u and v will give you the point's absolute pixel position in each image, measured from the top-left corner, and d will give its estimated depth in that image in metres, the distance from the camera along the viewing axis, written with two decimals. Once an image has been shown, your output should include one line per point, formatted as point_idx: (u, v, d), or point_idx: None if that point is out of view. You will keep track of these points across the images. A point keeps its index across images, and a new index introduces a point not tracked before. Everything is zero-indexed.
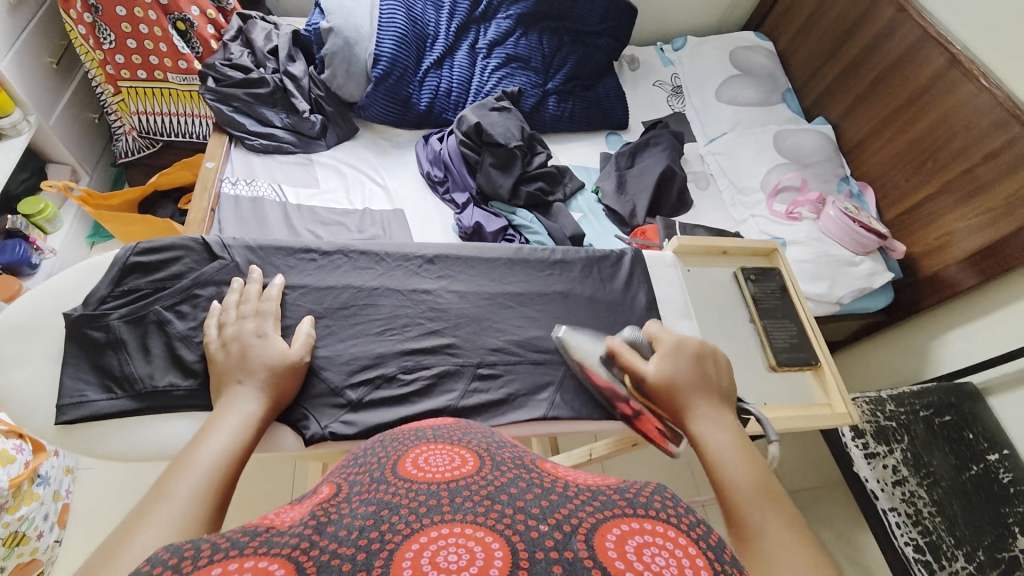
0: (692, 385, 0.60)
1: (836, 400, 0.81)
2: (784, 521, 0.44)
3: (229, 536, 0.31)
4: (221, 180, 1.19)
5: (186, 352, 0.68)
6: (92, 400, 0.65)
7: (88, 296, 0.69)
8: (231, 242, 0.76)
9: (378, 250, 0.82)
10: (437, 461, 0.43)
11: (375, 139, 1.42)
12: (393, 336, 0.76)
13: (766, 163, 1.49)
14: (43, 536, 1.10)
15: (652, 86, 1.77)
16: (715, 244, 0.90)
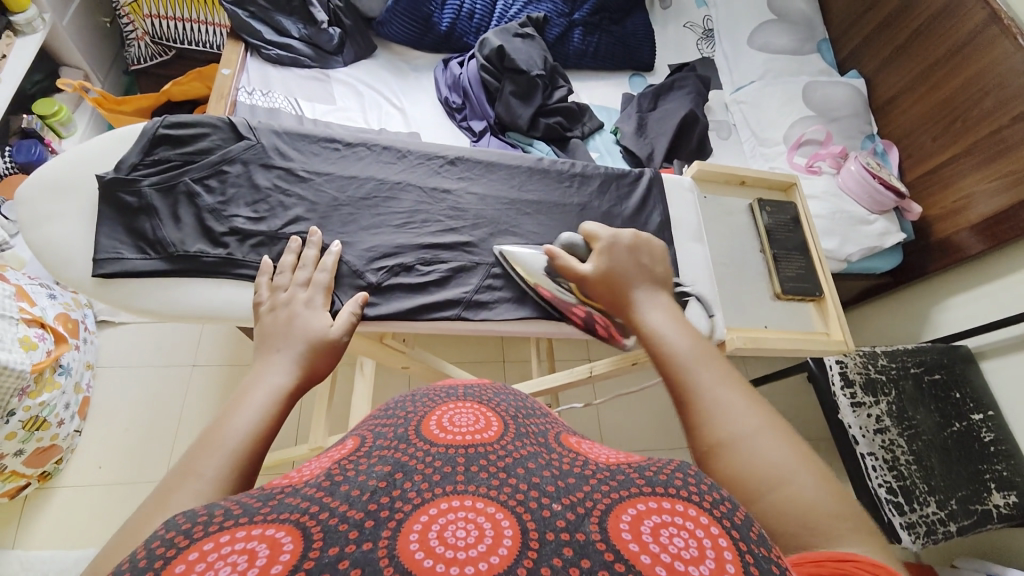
0: (629, 274, 0.62)
1: (834, 329, 0.83)
2: (723, 373, 0.47)
3: (240, 502, 0.29)
4: (237, 88, 1.17)
5: (215, 224, 0.70)
6: (128, 258, 0.67)
7: (119, 162, 0.69)
8: (258, 125, 0.77)
9: (401, 147, 0.82)
10: (462, 420, 0.39)
11: (393, 59, 1.38)
12: (412, 230, 0.77)
13: (792, 113, 1.45)
14: (62, 424, 1.14)
15: (682, 26, 1.71)
16: (735, 174, 0.90)
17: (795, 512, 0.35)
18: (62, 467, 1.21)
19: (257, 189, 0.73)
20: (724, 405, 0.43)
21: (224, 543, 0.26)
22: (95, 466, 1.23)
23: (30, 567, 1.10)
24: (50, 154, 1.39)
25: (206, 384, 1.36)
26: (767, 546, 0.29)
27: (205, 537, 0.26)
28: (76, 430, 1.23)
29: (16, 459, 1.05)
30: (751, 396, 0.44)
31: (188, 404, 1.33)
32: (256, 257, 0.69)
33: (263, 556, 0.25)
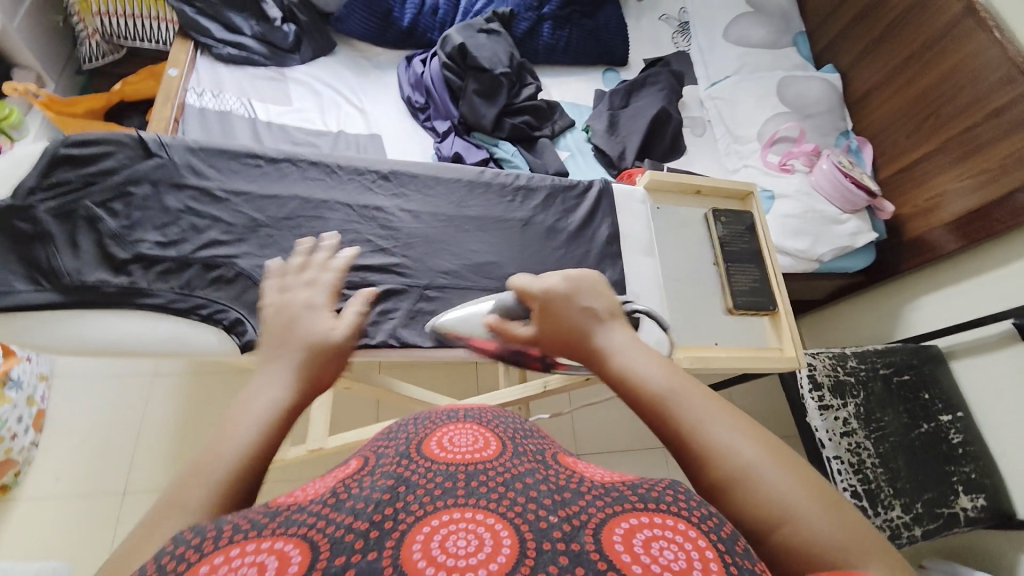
0: (575, 309, 0.53)
1: (787, 345, 0.81)
2: (707, 397, 0.41)
3: (250, 517, 0.31)
4: (186, 90, 1.12)
5: (117, 249, 0.66)
6: (18, 291, 0.62)
7: (15, 184, 0.65)
8: (169, 140, 0.73)
9: (330, 163, 0.79)
10: (461, 441, 0.41)
11: (354, 56, 1.32)
12: (339, 251, 0.74)
13: (766, 110, 1.42)
14: (15, 437, 1.11)
15: (658, 19, 1.66)
16: (689, 183, 0.87)
17: (831, 565, 0.31)
18: (21, 481, 1.17)
19: (167, 212, 0.70)
20: (718, 441, 0.38)
21: (233, 555, 0.28)
22: (51, 482, 1.19)
23: None
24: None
25: (167, 395, 1.30)
26: (756, 559, 0.30)
27: (216, 550, 0.28)
28: (32, 443, 1.19)
29: None
30: (746, 423, 0.39)
31: (148, 419, 1.27)
32: (163, 286, 0.67)
33: (273, 567, 0.27)
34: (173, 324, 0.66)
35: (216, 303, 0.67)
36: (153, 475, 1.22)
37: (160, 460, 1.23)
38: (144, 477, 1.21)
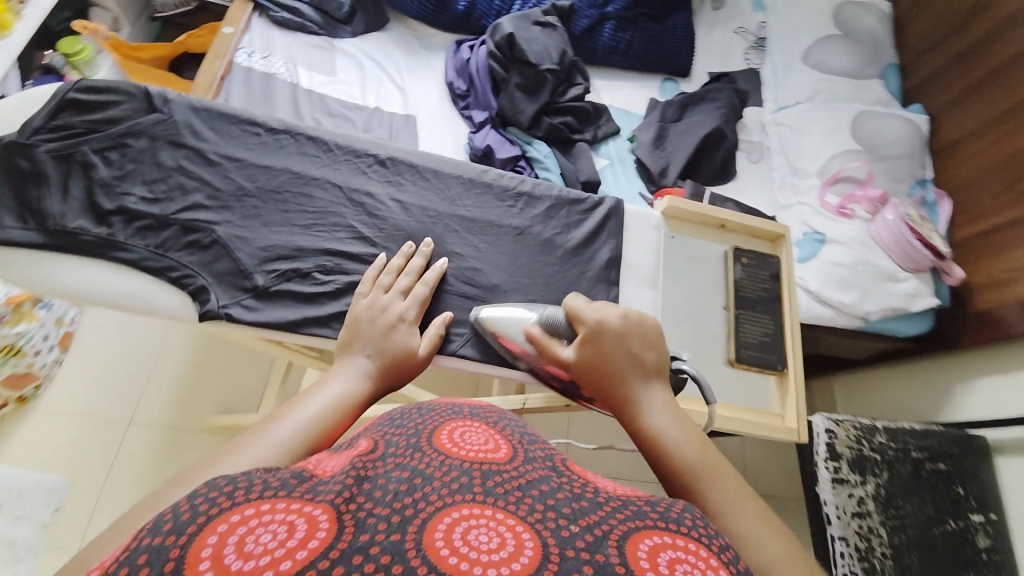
0: (619, 359, 0.54)
1: (789, 413, 0.76)
2: (735, 486, 0.42)
3: (279, 478, 0.31)
4: (237, 49, 1.14)
5: (103, 200, 0.66)
6: (3, 226, 0.62)
7: (24, 123, 0.66)
8: (174, 97, 0.72)
9: (329, 139, 0.76)
10: (471, 439, 0.38)
11: (404, 34, 1.31)
12: (318, 233, 0.71)
13: (834, 144, 1.29)
14: (38, 355, 1.17)
15: (731, 31, 1.55)
16: (712, 217, 0.83)
17: None
18: (41, 393, 1.25)
19: (158, 168, 0.69)
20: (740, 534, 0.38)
21: (259, 513, 0.28)
22: (68, 400, 1.27)
23: None
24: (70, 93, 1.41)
25: (185, 339, 1.36)
26: None
27: (246, 503, 0.29)
28: (56, 361, 1.26)
29: None
30: (773, 524, 0.40)
31: (161, 358, 1.33)
32: (139, 242, 0.65)
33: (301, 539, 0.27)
34: (142, 280, 0.65)
35: (184, 268, 0.65)
36: (160, 411, 1.28)
37: (168, 399, 1.30)
38: (153, 410, 1.28)
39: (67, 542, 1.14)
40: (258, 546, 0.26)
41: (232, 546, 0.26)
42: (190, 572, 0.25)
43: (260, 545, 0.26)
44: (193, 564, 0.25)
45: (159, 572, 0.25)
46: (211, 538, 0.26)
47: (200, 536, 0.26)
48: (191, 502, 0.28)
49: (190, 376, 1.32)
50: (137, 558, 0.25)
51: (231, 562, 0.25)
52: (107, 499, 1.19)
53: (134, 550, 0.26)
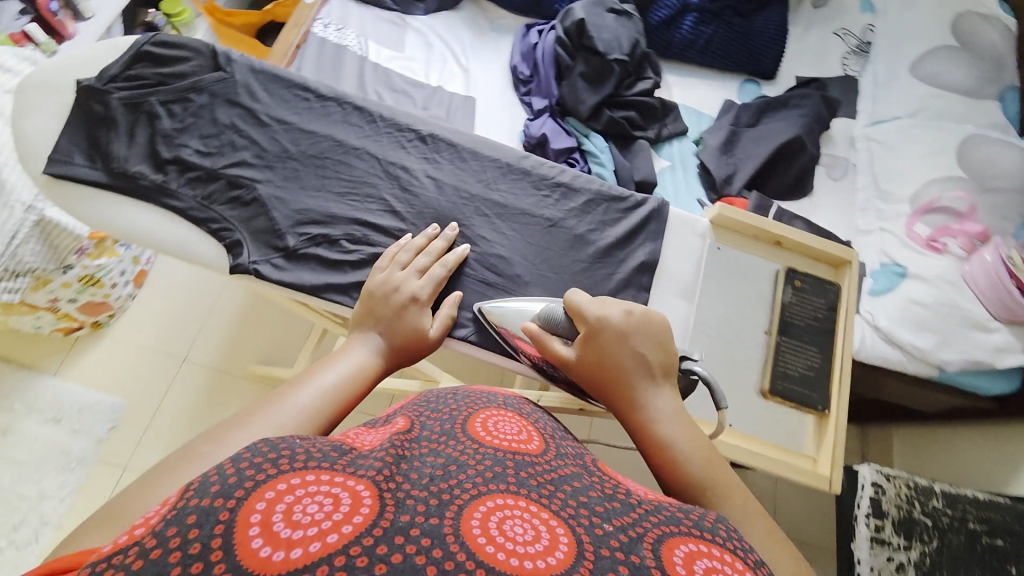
0: (626, 365, 0.53)
1: (823, 458, 0.69)
2: (741, 497, 0.45)
3: (322, 449, 0.34)
4: (314, 20, 1.18)
5: (163, 149, 0.70)
6: (75, 164, 0.68)
7: (102, 71, 0.72)
8: (237, 58, 0.76)
9: (374, 111, 0.78)
10: (506, 429, 0.40)
11: (475, 14, 1.31)
12: (351, 202, 0.72)
13: (931, 168, 1.14)
14: (115, 288, 1.30)
15: (830, 33, 1.40)
16: (766, 231, 0.77)
17: None
18: (113, 322, 1.40)
19: (215, 124, 0.72)
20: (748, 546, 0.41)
21: (302, 484, 0.31)
22: (135, 330, 1.40)
23: (61, 397, 1.32)
24: None
25: (240, 290, 1.46)
26: None
27: (290, 473, 0.32)
28: (130, 295, 1.39)
29: (71, 304, 1.23)
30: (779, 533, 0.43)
31: (217, 307, 1.43)
32: (188, 192, 0.69)
33: (344, 510, 0.30)
34: (185, 228, 0.68)
35: (224, 221, 0.69)
36: (211, 352, 1.39)
37: (219, 343, 1.40)
38: (205, 351, 1.39)
39: (118, 459, 1.28)
40: (304, 517, 0.29)
41: (280, 513, 0.29)
42: (242, 536, 0.28)
43: (306, 516, 0.29)
44: (244, 527, 0.28)
45: (213, 532, 0.28)
46: (260, 504, 0.29)
47: (250, 501, 0.29)
48: (237, 467, 0.31)
49: (239, 326, 1.42)
50: (185, 519, 0.28)
51: (280, 530, 0.28)
52: (157, 424, 1.32)
53: (184, 508, 0.29)
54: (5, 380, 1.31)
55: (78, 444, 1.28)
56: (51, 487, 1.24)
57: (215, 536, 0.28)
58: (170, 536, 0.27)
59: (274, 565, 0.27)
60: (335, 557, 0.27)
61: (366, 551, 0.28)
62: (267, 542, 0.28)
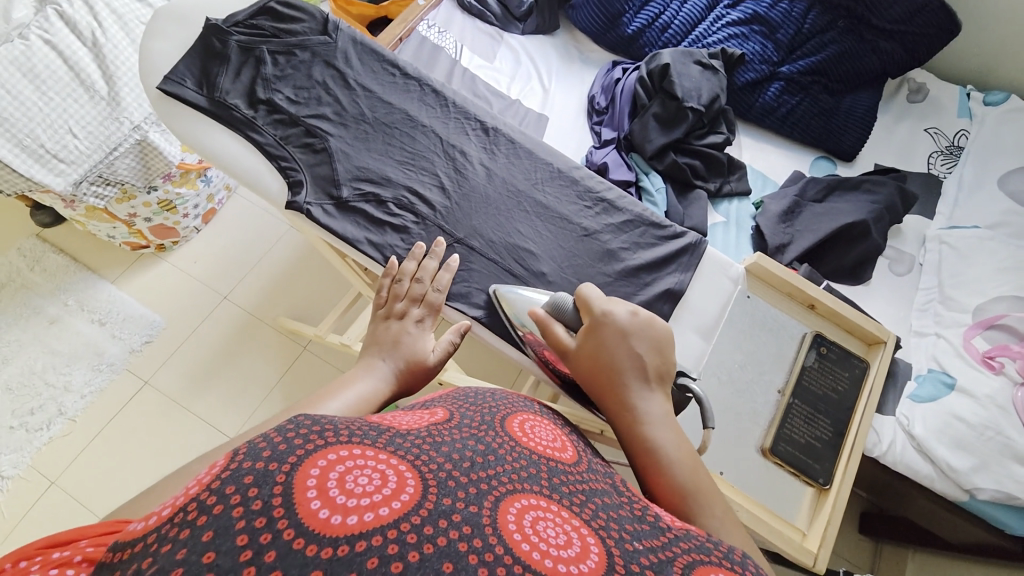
0: (625, 366, 0.54)
1: (813, 534, 0.66)
2: (719, 509, 0.47)
3: (360, 427, 0.36)
4: (421, 20, 1.29)
5: (260, 90, 0.78)
6: (185, 86, 0.76)
7: (229, 15, 0.81)
8: (344, 28, 0.84)
9: (448, 96, 0.83)
10: (541, 434, 0.45)
11: (569, 44, 1.37)
12: (407, 170, 0.77)
13: (1004, 285, 1.07)
14: (185, 218, 1.43)
15: (921, 129, 1.34)
16: (801, 293, 0.76)
17: None
18: (176, 248, 1.52)
19: (309, 79, 0.80)
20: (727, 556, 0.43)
21: (347, 456, 0.32)
22: (192, 259, 1.52)
23: (113, 300, 1.43)
24: None
25: (292, 246, 1.54)
26: None
27: (337, 445, 0.33)
28: (195, 228, 1.52)
29: (145, 223, 1.36)
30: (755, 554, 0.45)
31: (266, 258, 1.53)
32: (270, 130, 0.76)
33: (389, 489, 0.31)
34: (259, 161, 0.75)
35: (293, 161, 0.74)
36: (249, 297, 1.48)
37: (259, 289, 1.49)
38: (245, 294, 1.48)
39: (143, 372, 1.38)
40: (357, 487, 0.30)
41: (333, 481, 0.30)
42: (301, 498, 0.29)
43: (357, 486, 0.31)
44: (303, 490, 0.29)
45: (273, 491, 0.29)
46: (315, 469, 0.31)
47: (303, 467, 0.31)
48: (284, 436, 0.32)
49: (280, 279, 1.50)
50: (239, 479, 0.29)
51: (336, 496, 0.30)
52: (185, 350, 1.41)
53: (238, 470, 0.30)
54: (68, 275, 1.44)
55: (112, 349, 1.38)
56: (75, 382, 1.34)
57: (274, 495, 0.29)
58: (230, 492, 0.29)
59: (333, 527, 0.28)
60: (385, 530, 0.28)
61: (414, 529, 0.29)
62: (325, 505, 0.29)
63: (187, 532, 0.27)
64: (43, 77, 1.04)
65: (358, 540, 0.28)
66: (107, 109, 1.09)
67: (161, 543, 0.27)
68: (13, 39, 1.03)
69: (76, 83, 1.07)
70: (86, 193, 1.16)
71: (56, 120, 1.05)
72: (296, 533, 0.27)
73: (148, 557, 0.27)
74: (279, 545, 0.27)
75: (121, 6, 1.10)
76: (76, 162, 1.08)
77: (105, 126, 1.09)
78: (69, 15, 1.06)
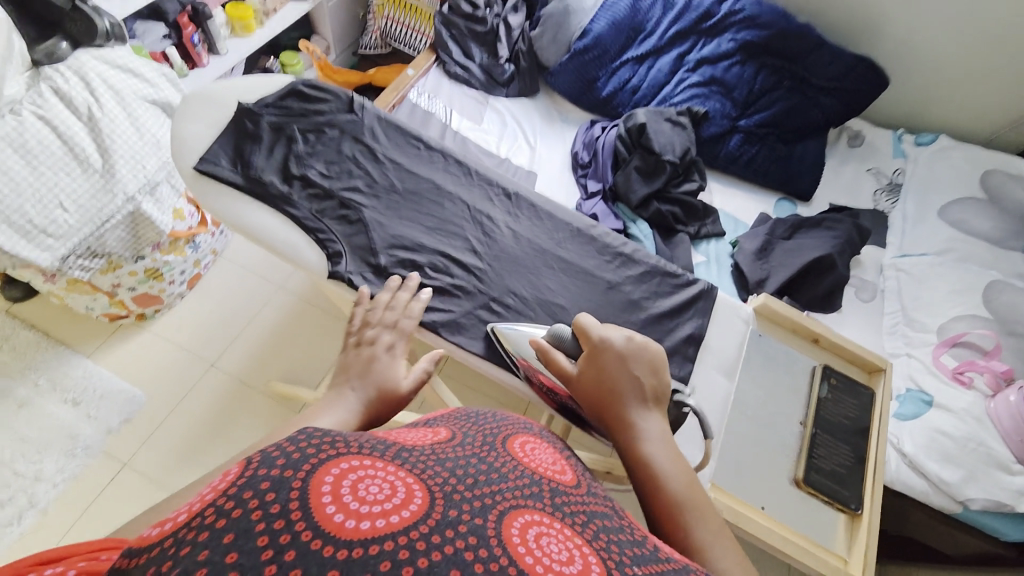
0: (624, 388, 0.59)
1: (854, 559, 0.70)
2: (716, 522, 0.49)
3: (369, 444, 0.37)
4: (411, 87, 1.38)
5: (293, 166, 0.81)
6: (221, 166, 0.78)
7: (259, 98, 0.86)
8: (368, 106, 0.90)
9: (470, 165, 0.89)
10: (541, 456, 0.47)
11: (549, 106, 1.48)
12: (439, 236, 0.81)
13: (957, 306, 1.19)
14: (171, 284, 1.40)
15: (864, 170, 1.50)
16: (806, 328, 0.83)
17: None
18: (158, 316, 1.47)
19: (338, 154, 0.84)
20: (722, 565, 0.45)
21: (357, 468, 0.33)
22: (176, 327, 1.47)
23: (90, 377, 1.35)
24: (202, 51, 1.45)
25: (282, 308, 1.52)
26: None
27: (349, 457, 0.34)
28: (180, 294, 1.47)
29: (128, 292, 1.32)
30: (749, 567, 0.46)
31: (254, 321, 1.49)
32: (306, 203, 0.79)
33: (399, 497, 0.32)
34: (298, 235, 0.77)
35: (330, 233, 0.77)
36: (238, 362, 1.43)
37: (249, 355, 1.45)
38: (233, 360, 1.43)
39: (121, 453, 1.28)
40: (368, 495, 0.31)
41: (346, 489, 0.31)
42: (317, 503, 0.29)
43: (369, 495, 0.31)
44: (318, 495, 0.30)
45: (290, 496, 0.29)
46: (329, 477, 0.31)
47: (319, 474, 0.31)
48: (300, 447, 0.33)
49: (270, 342, 1.47)
50: (257, 484, 0.29)
51: (349, 502, 0.30)
52: (168, 425, 1.33)
53: (255, 476, 0.30)
54: (39, 353, 1.36)
55: (87, 430, 1.29)
56: (48, 470, 1.24)
57: (292, 500, 0.29)
58: (248, 497, 0.29)
59: (348, 530, 0.28)
60: (395, 535, 0.29)
61: (423, 537, 0.29)
62: (340, 510, 0.29)
63: (207, 535, 0.27)
64: (34, 152, 1.01)
65: (371, 543, 0.28)
66: (100, 181, 1.08)
67: (178, 546, 0.26)
68: (2, 115, 0.99)
69: (70, 157, 1.05)
70: (71, 266, 1.12)
71: (46, 195, 1.03)
72: (315, 534, 0.27)
73: (165, 561, 0.26)
74: (299, 545, 0.27)
75: (118, 82, 1.10)
76: (65, 236, 1.06)
77: (98, 198, 1.08)
78: (64, 91, 1.04)
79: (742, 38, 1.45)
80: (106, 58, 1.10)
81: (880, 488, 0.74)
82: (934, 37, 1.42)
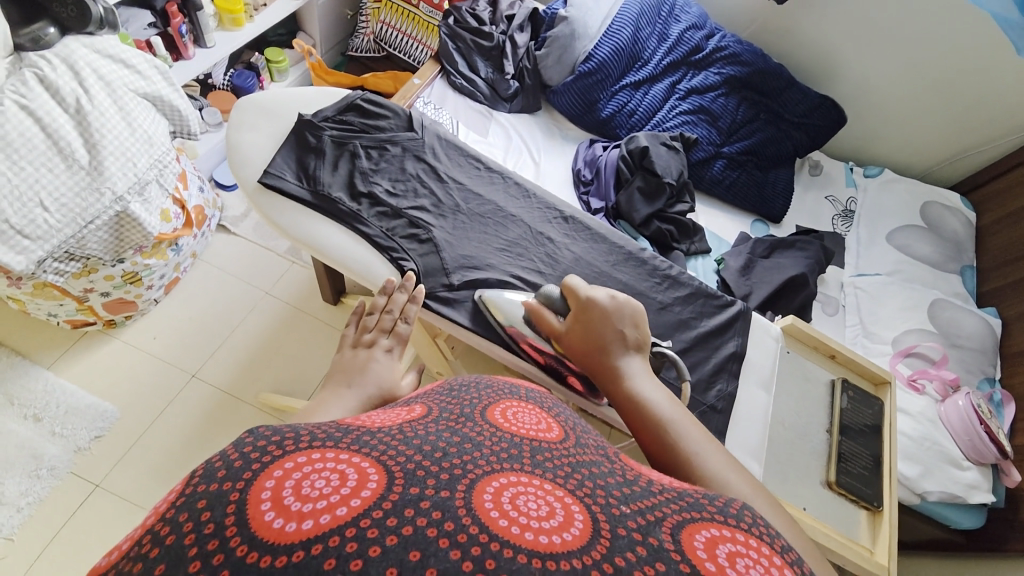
0: (606, 336, 0.68)
1: (880, 550, 0.84)
2: (700, 432, 0.56)
3: (324, 431, 0.35)
4: (418, 97, 1.41)
5: (359, 181, 0.95)
6: (289, 181, 0.92)
7: (319, 111, 1.00)
8: (426, 125, 1.06)
9: (532, 189, 1.05)
10: (524, 419, 0.43)
11: (550, 123, 1.53)
12: (509, 255, 0.96)
13: (909, 321, 1.36)
14: (149, 289, 1.29)
15: (823, 197, 1.66)
16: (826, 346, 0.98)
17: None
18: (127, 324, 1.35)
19: (403, 172, 0.99)
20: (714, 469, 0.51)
21: (304, 463, 0.31)
22: (149, 335, 1.35)
23: (50, 391, 1.24)
24: (186, 43, 1.37)
25: (268, 315, 1.44)
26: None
27: (296, 453, 0.31)
28: (155, 299, 1.37)
29: (100, 298, 1.21)
30: (736, 468, 0.53)
31: (237, 331, 1.40)
32: (375, 221, 0.92)
33: (351, 483, 0.30)
34: (363, 250, 0.90)
35: (402, 251, 0.90)
36: (223, 373, 1.34)
37: (233, 365, 1.36)
38: (217, 371, 1.34)
39: (92, 474, 1.17)
40: (313, 491, 0.29)
41: (289, 489, 0.29)
42: (254, 509, 0.28)
43: (314, 490, 0.29)
44: (256, 503, 0.28)
45: (225, 512, 0.28)
46: (269, 482, 0.29)
47: (258, 480, 0.30)
48: (240, 453, 0.31)
49: (258, 352, 1.38)
50: (193, 505, 0.28)
51: (290, 504, 0.28)
52: (148, 441, 1.23)
53: (192, 494, 0.29)
54: None
55: (53, 449, 1.18)
56: (8, 494, 1.12)
57: (227, 515, 0.28)
58: (182, 521, 0.28)
59: (288, 534, 0.27)
60: (345, 528, 0.27)
61: (376, 522, 0.28)
62: (279, 515, 0.28)
63: (140, 565, 0.26)
64: (14, 144, 0.91)
65: (314, 542, 0.26)
66: (86, 178, 0.98)
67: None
68: None
69: (53, 151, 0.95)
70: (46, 270, 1.02)
71: (26, 193, 0.92)
72: (248, 546, 0.26)
73: None
74: (231, 561, 0.25)
75: (107, 70, 1.02)
76: (44, 237, 0.96)
77: (84, 197, 0.98)
78: (50, 79, 0.95)
79: (727, 72, 1.57)
80: (98, 48, 1.02)
81: (892, 489, 0.89)
82: (884, 82, 1.62)
